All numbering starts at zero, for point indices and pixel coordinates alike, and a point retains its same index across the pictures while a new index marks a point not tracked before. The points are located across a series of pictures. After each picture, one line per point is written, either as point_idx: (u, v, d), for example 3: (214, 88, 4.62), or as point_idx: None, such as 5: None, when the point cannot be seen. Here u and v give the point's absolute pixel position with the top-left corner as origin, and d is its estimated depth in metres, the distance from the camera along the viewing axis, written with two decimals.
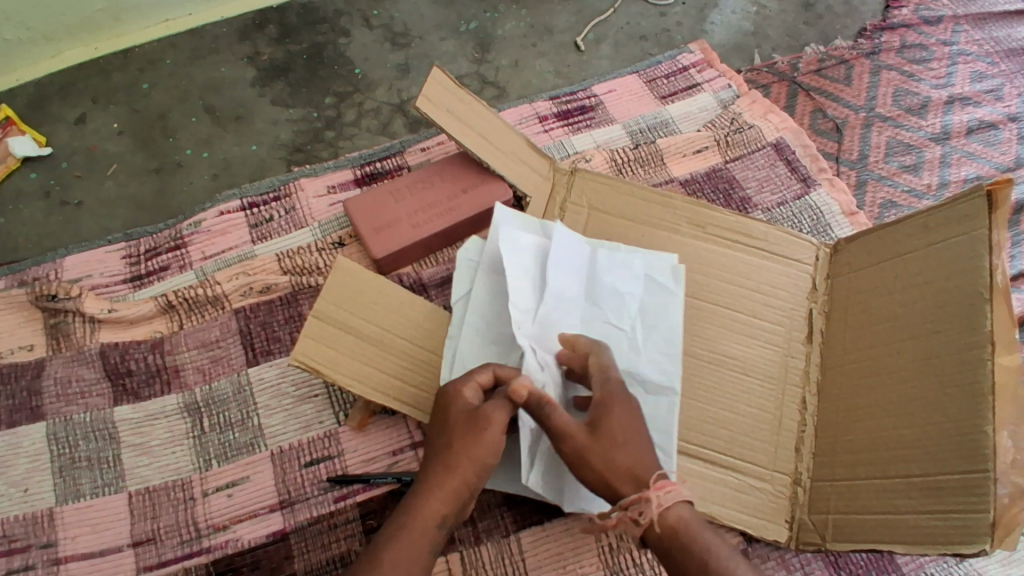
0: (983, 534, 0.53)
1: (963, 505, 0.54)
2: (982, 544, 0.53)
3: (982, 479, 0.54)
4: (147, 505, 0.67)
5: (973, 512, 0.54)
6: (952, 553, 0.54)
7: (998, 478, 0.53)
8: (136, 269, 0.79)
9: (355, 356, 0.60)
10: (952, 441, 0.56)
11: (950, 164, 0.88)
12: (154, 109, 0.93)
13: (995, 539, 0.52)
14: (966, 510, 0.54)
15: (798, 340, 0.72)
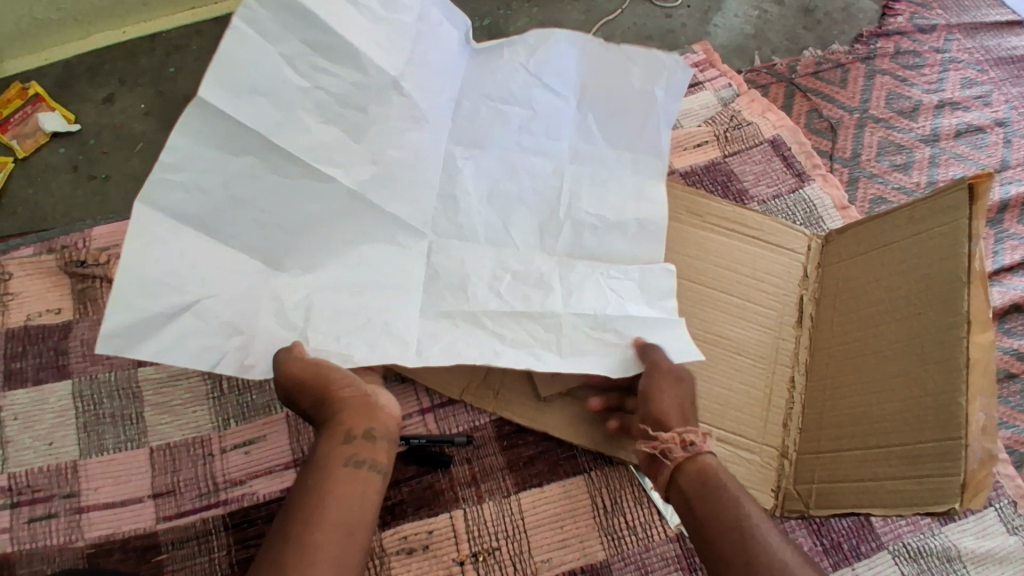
0: (954, 494, 0.57)
1: (936, 470, 0.58)
2: (951, 505, 0.57)
3: (954, 446, 0.57)
4: (167, 459, 0.71)
5: (945, 475, 0.58)
6: (926, 513, 0.59)
7: (970, 444, 0.57)
8: None
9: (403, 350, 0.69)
10: (929, 411, 0.60)
11: (938, 165, 0.93)
12: (180, 92, 0.98)
13: (965, 498, 0.56)
14: (939, 474, 0.58)
15: (789, 324, 0.77)
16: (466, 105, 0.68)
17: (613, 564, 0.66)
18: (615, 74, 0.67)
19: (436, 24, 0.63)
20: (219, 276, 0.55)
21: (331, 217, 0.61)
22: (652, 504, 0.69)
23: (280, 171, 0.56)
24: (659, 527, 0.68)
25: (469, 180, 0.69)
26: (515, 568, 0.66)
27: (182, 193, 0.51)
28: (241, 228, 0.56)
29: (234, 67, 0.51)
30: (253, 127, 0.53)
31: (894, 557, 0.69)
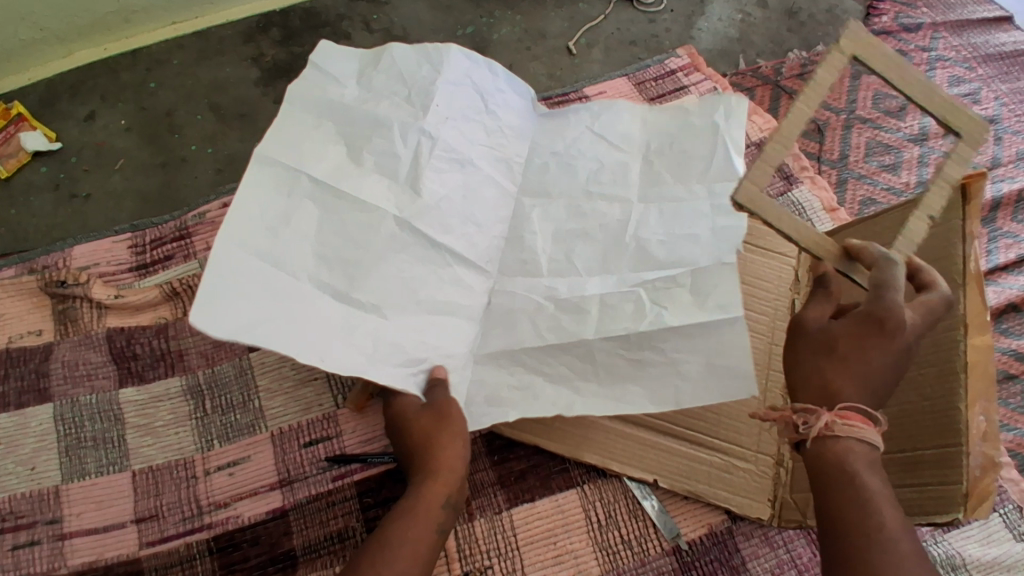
0: (957, 503, 0.55)
1: (938, 478, 0.57)
2: (954, 515, 0.55)
3: (955, 453, 0.56)
4: (150, 483, 0.69)
5: (947, 484, 0.56)
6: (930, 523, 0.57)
7: (972, 452, 0.55)
8: (141, 258, 0.81)
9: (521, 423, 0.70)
10: (927, 419, 0.59)
11: (928, 164, 0.92)
12: (162, 108, 0.96)
13: (969, 507, 0.55)
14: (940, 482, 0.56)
15: (782, 329, 0.75)
16: (536, 162, 0.77)
17: None
18: (682, 113, 0.76)
19: (505, 93, 0.76)
20: (306, 302, 0.55)
21: (390, 246, 0.63)
22: (647, 517, 0.68)
23: (334, 209, 0.60)
24: (655, 540, 0.67)
25: (538, 225, 0.74)
26: None
27: (252, 222, 0.54)
28: (306, 260, 0.57)
29: (294, 131, 0.60)
30: (299, 170, 0.58)
31: None
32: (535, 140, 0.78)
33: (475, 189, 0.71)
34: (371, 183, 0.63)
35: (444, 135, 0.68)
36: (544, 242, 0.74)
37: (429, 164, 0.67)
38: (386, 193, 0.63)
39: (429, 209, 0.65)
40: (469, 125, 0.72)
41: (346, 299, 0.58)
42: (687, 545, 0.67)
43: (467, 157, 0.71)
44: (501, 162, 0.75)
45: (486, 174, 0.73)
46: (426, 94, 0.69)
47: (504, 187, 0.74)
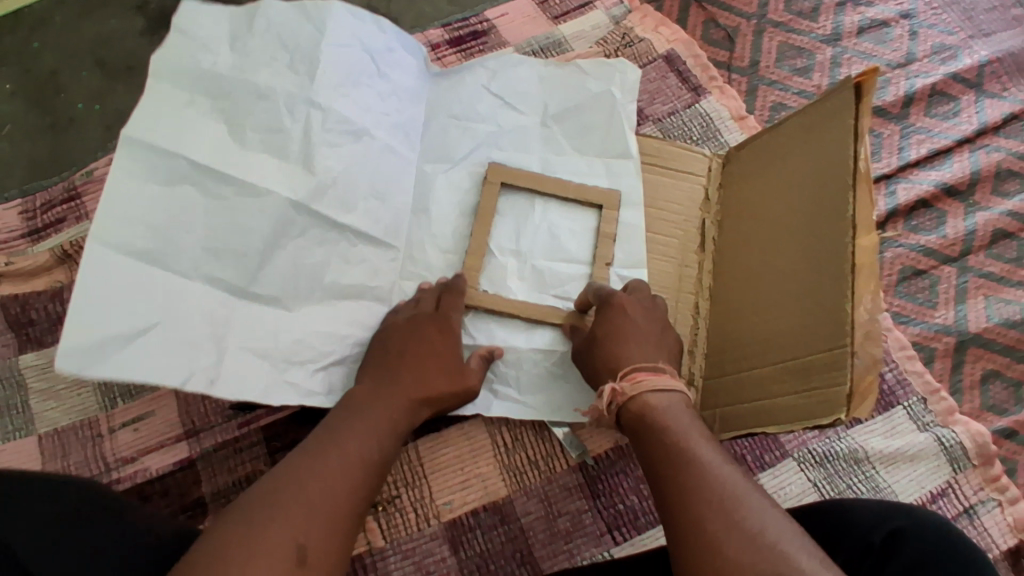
0: (840, 404, 0.55)
1: (825, 379, 0.56)
2: (837, 415, 0.54)
3: (841, 354, 0.56)
4: (57, 445, 0.69)
5: (832, 385, 0.55)
6: (816, 427, 0.56)
7: (856, 351, 0.55)
8: (33, 223, 0.79)
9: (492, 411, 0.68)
10: (819, 322, 0.59)
11: (840, 65, 0.91)
12: (47, 67, 0.92)
13: (851, 407, 0.54)
14: (826, 385, 0.56)
15: (692, 251, 0.76)
16: (436, 127, 0.77)
17: (515, 499, 0.65)
18: (578, 75, 0.80)
19: (395, 52, 0.75)
20: (189, 297, 0.58)
21: (282, 231, 0.64)
22: (553, 436, 0.68)
23: (218, 194, 0.60)
24: (560, 458, 0.67)
25: (444, 198, 0.76)
26: (416, 514, 0.65)
27: (130, 227, 0.55)
28: (193, 253, 0.58)
29: (167, 108, 0.59)
30: (176, 151, 0.58)
31: (800, 464, 0.67)
32: (431, 101, 0.78)
33: (376, 159, 0.72)
34: (259, 163, 0.63)
35: (337, 106, 0.69)
36: (445, 206, 0.75)
37: (322, 138, 0.68)
38: (278, 174, 0.64)
39: (326, 189, 0.67)
40: (361, 89, 0.71)
41: (241, 293, 0.61)
42: (592, 460, 0.67)
43: (365, 127, 0.71)
44: (397, 127, 0.74)
45: (383, 143, 0.72)
46: (311, 59, 0.68)
47: (404, 155, 0.74)
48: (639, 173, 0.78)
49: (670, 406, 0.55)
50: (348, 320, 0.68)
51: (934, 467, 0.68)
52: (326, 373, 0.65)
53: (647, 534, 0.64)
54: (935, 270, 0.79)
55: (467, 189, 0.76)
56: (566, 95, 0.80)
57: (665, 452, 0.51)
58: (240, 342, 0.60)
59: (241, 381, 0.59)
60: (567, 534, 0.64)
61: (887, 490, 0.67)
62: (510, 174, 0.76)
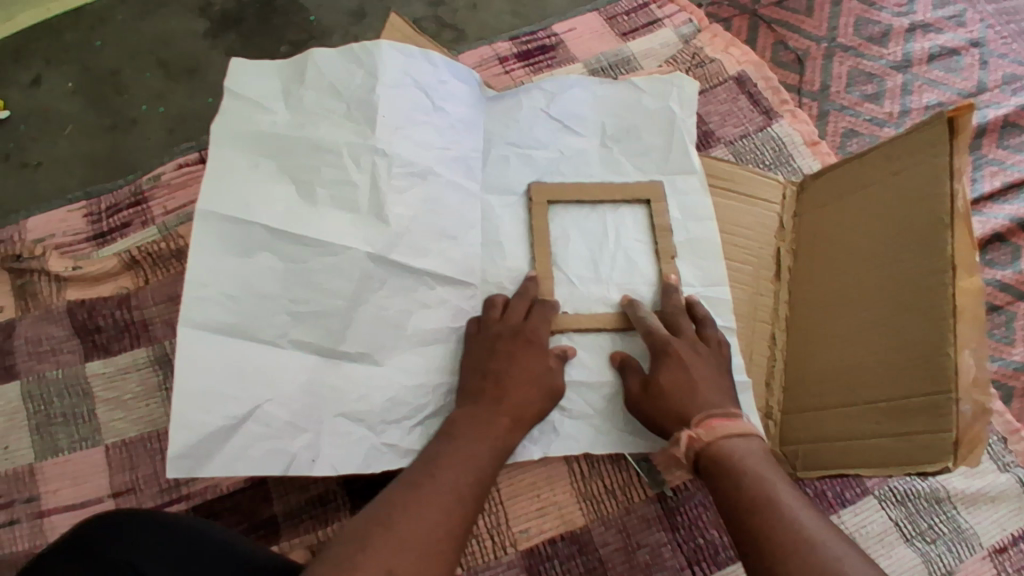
0: (946, 452, 0.53)
1: (928, 425, 0.55)
2: (944, 464, 0.53)
3: (944, 400, 0.54)
4: (124, 457, 0.67)
5: (936, 432, 0.54)
6: (918, 473, 0.55)
7: (961, 398, 0.54)
8: (98, 227, 0.78)
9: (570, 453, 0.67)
10: (916, 363, 0.57)
11: (911, 92, 0.90)
12: (109, 67, 0.91)
13: (958, 455, 0.53)
14: (930, 430, 0.54)
15: (767, 279, 0.74)
16: (496, 155, 0.74)
17: (593, 529, 0.65)
18: (633, 93, 0.77)
19: (448, 84, 0.73)
20: (283, 369, 0.59)
21: (365, 286, 0.64)
22: (630, 466, 0.67)
23: (297, 258, 0.62)
24: (638, 489, 0.66)
25: (510, 228, 0.71)
26: (493, 541, 0.64)
27: (213, 296, 0.58)
28: (279, 322, 0.60)
29: (228, 176, 0.61)
30: (250, 219, 0.60)
31: (881, 502, 0.66)
32: (487, 130, 0.74)
33: (442, 196, 0.69)
34: (332, 221, 0.64)
35: (399, 151, 0.68)
36: (511, 229, 0.71)
37: (391, 185, 0.67)
38: (351, 229, 0.64)
39: (399, 236, 0.66)
40: (418, 128, 0.70)
41: (331, 353, 0.61)
42: (671, 492, 0.66)
43: (428, 167, 0.69)
44: (457, 161, 0.71)
45: (447, 179, 0.70)
46: (367, 105, 0.68)
47: (467, 188, 0.71)
48: (705, 189, 0.75)
49: (749, 452, 0.54)
50: (437, 367, 0.65)
51: (1015, 509, 0.67)
52: (423, 427, 0.63)
53: (726, 570, 0.64)
54: (1011, 306, 0.79)
55: (517, 216, 0.72)
56: (622, 114, 0.77)
57: (751, 502, 0.49)
58: (329, 408, 0.60)
59: (338, 453, 0.59)
60: (646, 567, 0.63)
61: (969, 532, 0.66)
62: (573, 190, 0.73)
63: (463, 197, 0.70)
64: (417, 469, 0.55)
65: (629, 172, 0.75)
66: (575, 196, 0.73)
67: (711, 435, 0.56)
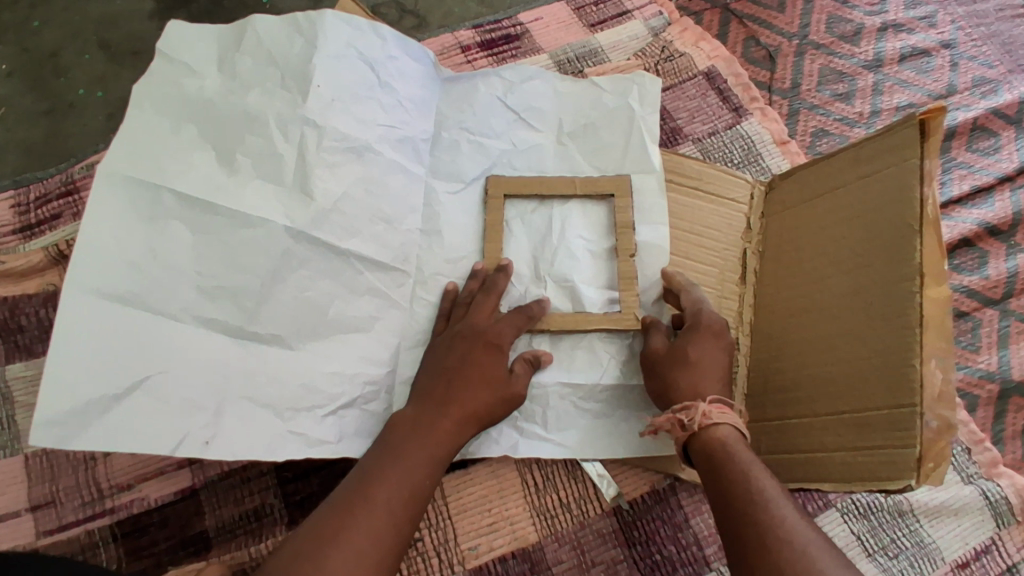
0: (909, 469, 0.51)
1: (890, 440, 0.52)
2: (906, 481, 0.51)
3: (908, 414, 0.51)
4: (45, 467, 0.63)
5: (898, 447, 0.52)
6: (880, 490, 0.53)
7: (925, 412, 0.51)
8: (25, 218, 0.73)
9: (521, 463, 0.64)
10: (881, 375, 0.54)
11: (882, 92, 0.88)
12: (45, 47, 0.86)
13: (921, 473, 0.50)
14: (892, 445, 0.52)
15: (732, 281, 0.71)
16: (446, 140, 0.71)
17: (546, 545, 0.62)
18: (593, 91, 0.74)
19: (398, 60, 0.69)
20: (185, 347, 0.54)
21: (284, 265, 0.60)
22: (586, 477, 0.64)
23: (208, 228, 0.57)
24: (594, 502, 0.63)
25: (455, 214, 0.69)
26: (439, 558, 0.60)
27: (109, 259, 0.51)
28: (184, 296, 0.54)
29: (144, 137, 0.56)
30: (160, 184, 0.55)
31: (843, 515, 0.64)
32: (441, 111, 0.72)
33: (382, 176, 0.67)
34: (251, 191, 0.59)
35: (334, 122, 0.65)
36: (455, 219, 0.69)
37: (318, 158, 0.63)
38: (274, 202, 0.60)
39: (326, 215, 0.62)
40: (361, 104, 0.67)
41: (238, 334, 0.57)
42: (627, 504, 0.64)
43: (366, 143, 0.66)
44: (403, 141, 0.69)
45: (388, 159, 0.68)
46: (301, 74, 0.64)
47: (409, 170, 0.69)
48: (663, 189, 0.71)
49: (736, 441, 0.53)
50: (365, 357, 0.63)
51: (977, 522, 0.65)
52: (336, 417, 0.59)
53: None
54: (977, 313, 0.77)
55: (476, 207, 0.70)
56: (582, 110, 0.73)
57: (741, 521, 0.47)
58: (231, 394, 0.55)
59: (240, 437, 0.54)
60: None
61: (931, 546, 0.64)
62: (529, 184, 0.70)
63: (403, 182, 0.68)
64: (350, 485, 0.53)
65: (583, 168, 0.72)
66: (539, 187, 0.70)
67: (726, 420, 0.54)
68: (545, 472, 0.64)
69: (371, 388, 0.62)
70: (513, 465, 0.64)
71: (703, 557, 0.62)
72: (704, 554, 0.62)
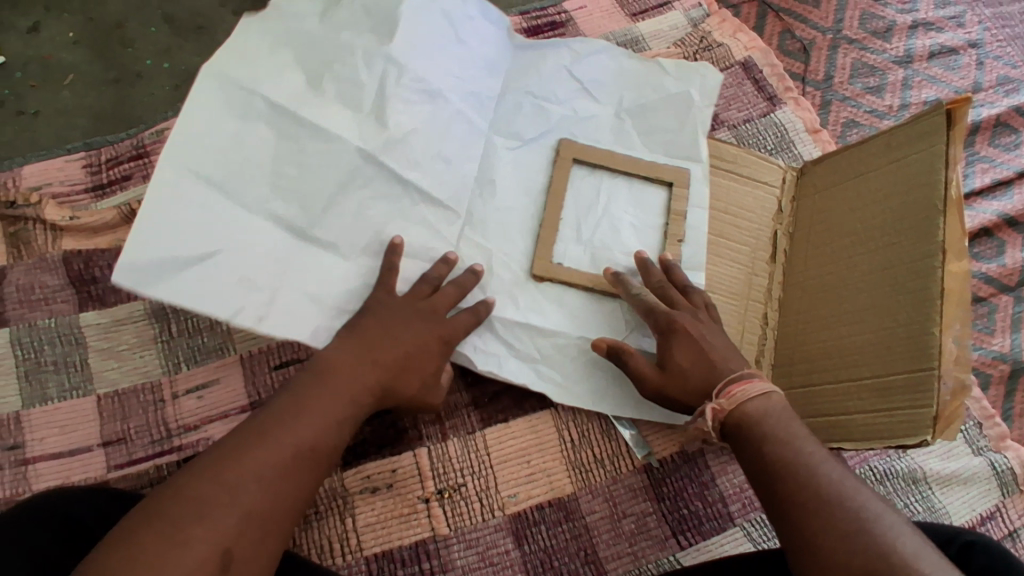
0: (925, 426, 0.55)
1: (909, 402, 0.56)
2: (922, 437, 0.55)
3: (926, 377, 0.55)
4: (116, 407, 0.68)
5: (916, 407, 0.55)
6: (897, 446, 0.57)
7: (942, 375, 0.55)
8: (97, 178, 0.77)
9: (558, 420, 0.68)
10: (901, 344, 0.58)
11: (911, 87, 0.91)
12: (111, 19, 0.90)
13: (936, 429, 0.54)
14: (910, 406, 0.56)
15: (762, 260, 0.75)
16: (509, 102, 0.74)
17: (580, 496, 0.66)
18: (656, 72, 0.78)
19: (477, 22, 0.73)
20: (253, 233, 0.58)
21: (350, 181, 0.64)
22: (619, 437, 0.68)
23: (292, 135, 0.61)
24: (626, 459, 0.68)
25: (508, 171, 0.72)
26: (481, 504, 0.65)
27: (201, 151, 0.57)
28: (260, 192, 0.59)
29: (241, 52, 0.60)
30: (252, 91, 0.59)
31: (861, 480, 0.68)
32: (509, 75, 0.75)
33: (445, 126, 0.69)
34: (331, 113, 0.63)
35: (414, 65, 0.67)
36: (509, 182, 0.72)
37: (396, 95, 0.66)
38: (349, 125, 0.64)
39: (394, 143, 0.66)
40: (439, 53, 0.69)
41: (303, 234, 0.61)
42: (657, 463, 0.68)
43: (440, 91, 0.69)
44: (473, 96, 0.71)
45: (456, 109, 0.70)
46: (390, 20, 0.66)
47: (476, 124, 0.71)
48: (707, 179, 0.76)
49: (776, 414, 0.52)
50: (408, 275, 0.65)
51: (984, 490, 0.69)
52: None
53: (711, 540, 0.66)
54: (993, 298, 0.81)
55: (541, 167, 0.73)
56: (641, 91, 0.77)
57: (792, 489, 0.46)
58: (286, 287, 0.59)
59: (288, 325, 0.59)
60: (631, 535, 0.65)
61: (941, 511, 0.68)
62: (596, 154, 0.74)
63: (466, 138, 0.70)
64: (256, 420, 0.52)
65: (634, 144, 0.76)
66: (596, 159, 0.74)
67: (745, 396, 0.53)
68: (582, 428, 0.68)
69: None
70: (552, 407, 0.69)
71: (727, 513, 0.67)
72: (728, 510, 0.67)
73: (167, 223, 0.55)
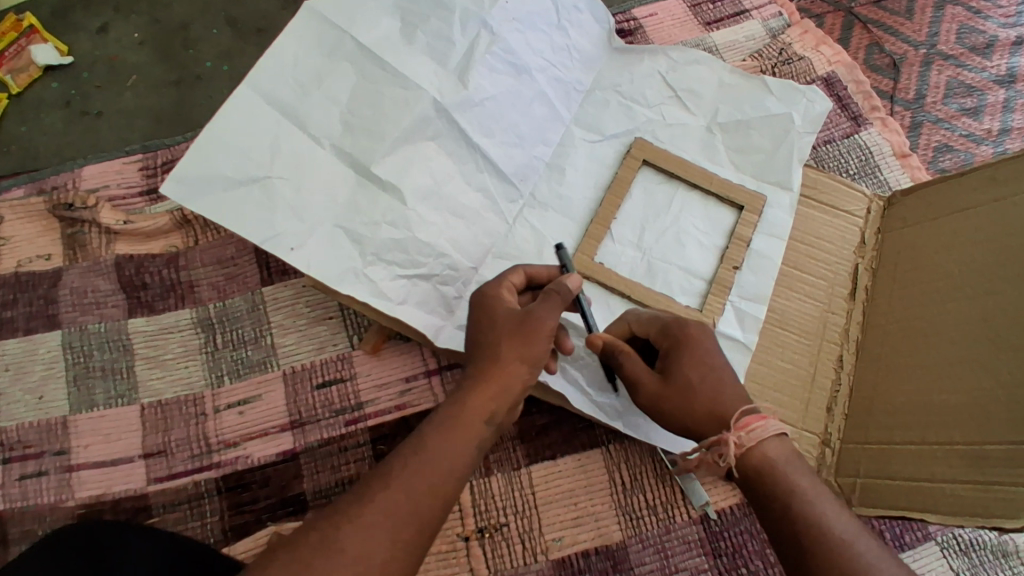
0: None
1: (1009, 478, 0.49)
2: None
3: None
4: (159, 418, 0.67)
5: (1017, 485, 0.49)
6: (991, 527, 0.50)
7: None
8: (152, 182, 0.77)
9: (608, 462, 0.64)
10: (1004, 409, 0.51)
11: (1013, 110, 0.83)
12: (177, 20, 0.90)
13: None
14: (1012, 483, 0.49)
15: (841, 297, 0.69)
16: (597, 95, 0.73)
17: (630, 545, 0.62)
18: (760, 91, 0.73)
19: (583, 13, 0.72)
20: (317, 167, 0.61)
21: (419, 130, 0.65)
22: (674, 482, 0.64)
23: (372, 78, 0.63)
24: (680, 507, 0.63)
25: (582, 160, 0.72)
26: (524, 546, 0.61)
27: (283, 77, 0.60)
28: (328, 125, 0.61)
29: None
30: (344, 31, 0.62)
31: (943, 549, 0.62)
32: (601, 70, 0.73)
33: (526, 101, 0.69)
34: (416, 63, 0.65)
35: (507, 35, 0.68)
36: (581, 179, 0.71)
37: (483, 59, 0.67)
38: (431, 77, 0.65)
39: (470, 104, 0.66)
40: (536, 31, 0.69)
41: (362, 172, 0.62)
42: (715, 514, 0.63)
43: (527, 66, 0.69)
44: (559, 84, 0.71)
45: (540, 89, 0.70)
46: None
47: (557, 113, 0.71)
48: (793, 210, 0.71)
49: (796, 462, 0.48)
50: (450, 241, 0.65)
51: None
52: (409, 283, 0.63)
53: None
54: None
55: (610, 161, 0.72)
56: (739, 106, 0.73)
57: (828, 550, 0.43)
58: (326, 217, 0.60)
59: (322, 256, 0.59)
60: None
61: None
62: (672, 163, 0.71)
63: (538, 131, 0.70)
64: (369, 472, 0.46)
65: (720, 154, 0.72)
66: (669, 164, 0.71)
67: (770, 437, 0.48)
68: (632, 467, 0.64)
69: (452, 273, 0.64)
70: (604, 440, 0.65)
71: None
72: None
73: (238, 134, 0.58)
